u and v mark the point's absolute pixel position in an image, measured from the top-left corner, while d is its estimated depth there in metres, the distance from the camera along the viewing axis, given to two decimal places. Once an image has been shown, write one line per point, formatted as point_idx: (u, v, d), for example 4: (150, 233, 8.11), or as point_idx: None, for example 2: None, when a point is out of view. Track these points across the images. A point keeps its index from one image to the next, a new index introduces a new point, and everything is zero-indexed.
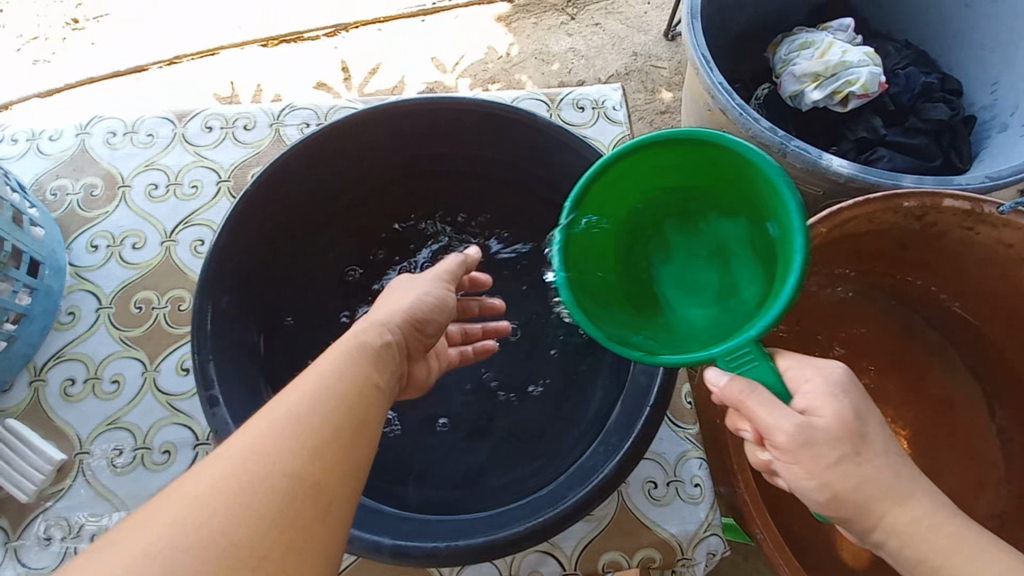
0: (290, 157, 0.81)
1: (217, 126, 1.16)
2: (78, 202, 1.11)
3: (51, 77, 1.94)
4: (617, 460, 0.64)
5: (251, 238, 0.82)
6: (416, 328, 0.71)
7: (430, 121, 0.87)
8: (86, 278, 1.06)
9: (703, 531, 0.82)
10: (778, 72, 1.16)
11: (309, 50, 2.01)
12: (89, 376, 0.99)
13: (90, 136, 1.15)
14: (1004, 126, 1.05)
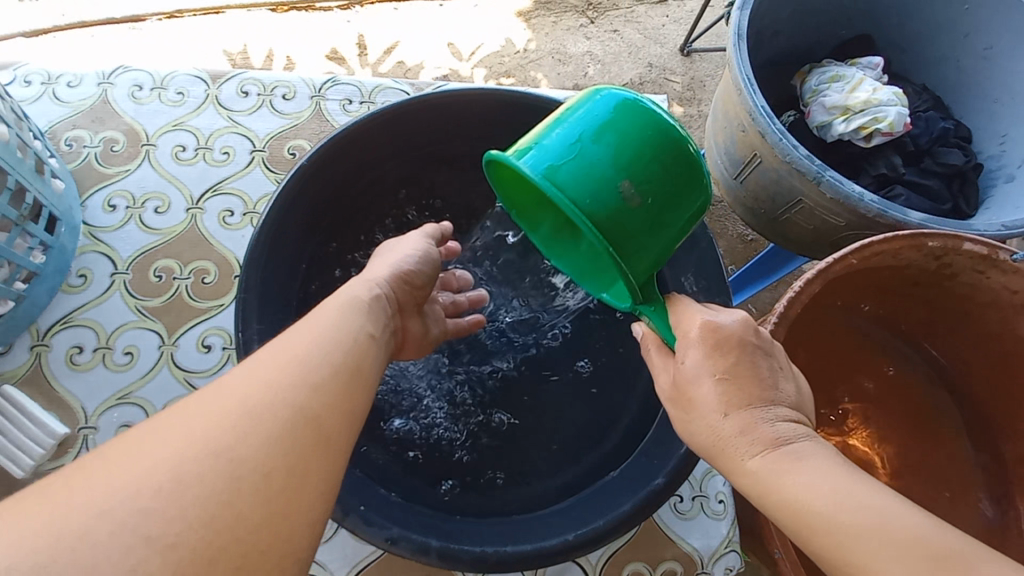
0: (337, 139, 0.79)
1: (253, 92, 1.10)
2: (99, 156, 1.04)
3: (40, 16, 1.81)
4: (661, 480, 0.69)
5: (299, 218, 0.80)
6: (405, 283, 0.70)
7: (483, 115, 0.85)
8: (101, 240, 1.00)
9: (723, 547, 0.83)
10: (806, 101, 1.18)
11: (322, 21, 1.95)
12: (100, 345, 0.94)
13: (115, 87, 1.08)
14: (1010, 177, 1.09)
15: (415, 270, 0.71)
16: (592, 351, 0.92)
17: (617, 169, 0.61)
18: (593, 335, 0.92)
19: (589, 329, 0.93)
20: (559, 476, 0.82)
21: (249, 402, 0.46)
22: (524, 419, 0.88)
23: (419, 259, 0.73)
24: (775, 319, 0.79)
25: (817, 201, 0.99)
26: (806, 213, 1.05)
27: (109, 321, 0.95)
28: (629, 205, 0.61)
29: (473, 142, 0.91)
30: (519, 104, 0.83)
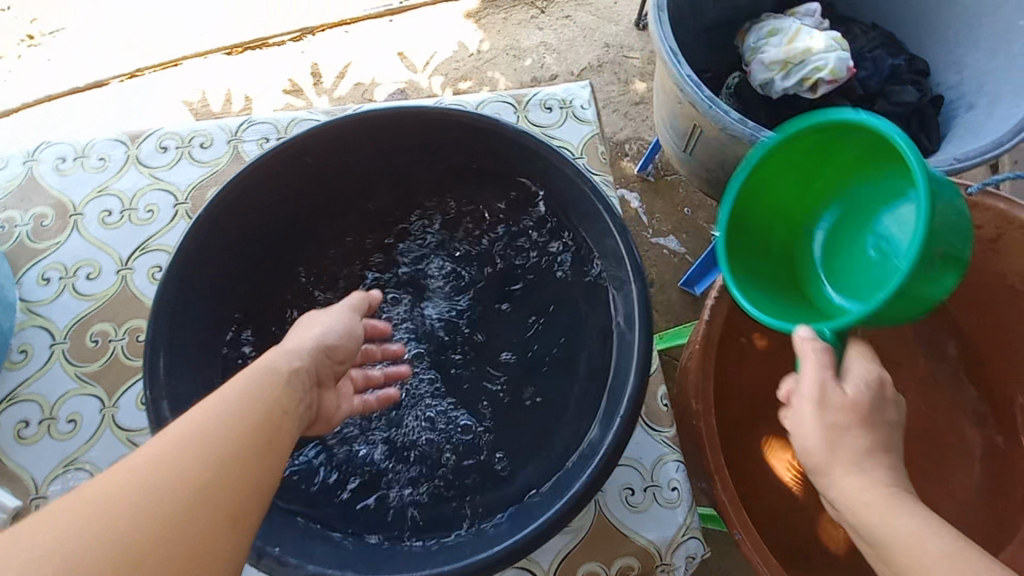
0: (227, 189, 0.70)
1: (173, 145, 0.95)
2: (27, 233, 0.91)
3: (14, 96, 1.89)
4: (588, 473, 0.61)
5: (209, 277, 0.72)
6: (327, 356, 0.64)
7: (404, 131, 0.77)
8: (37, 313, 0.86)
9: (681, 535, 0.68)
10: (747, 60, 1.14)
11: (276, 56, 1.97)
12: (44, 417, 0.81)
13: (40, 163, 0.95)
14: (971, 105, 1.03)
15: (340, 342, 0.65)
16: (536, 338, 0.79)
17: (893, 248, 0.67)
18: (526, 306, 0.81)
19: (533, 319, 0.80)
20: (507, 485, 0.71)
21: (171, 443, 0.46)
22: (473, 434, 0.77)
23: (347, 333, 0.67)
24: (716, 293, 0.76)
25: None
26: None
27: (53, 390, 0.82)
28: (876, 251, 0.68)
29: (396, 160, 0.82)
30: (440, 118, 0.75)
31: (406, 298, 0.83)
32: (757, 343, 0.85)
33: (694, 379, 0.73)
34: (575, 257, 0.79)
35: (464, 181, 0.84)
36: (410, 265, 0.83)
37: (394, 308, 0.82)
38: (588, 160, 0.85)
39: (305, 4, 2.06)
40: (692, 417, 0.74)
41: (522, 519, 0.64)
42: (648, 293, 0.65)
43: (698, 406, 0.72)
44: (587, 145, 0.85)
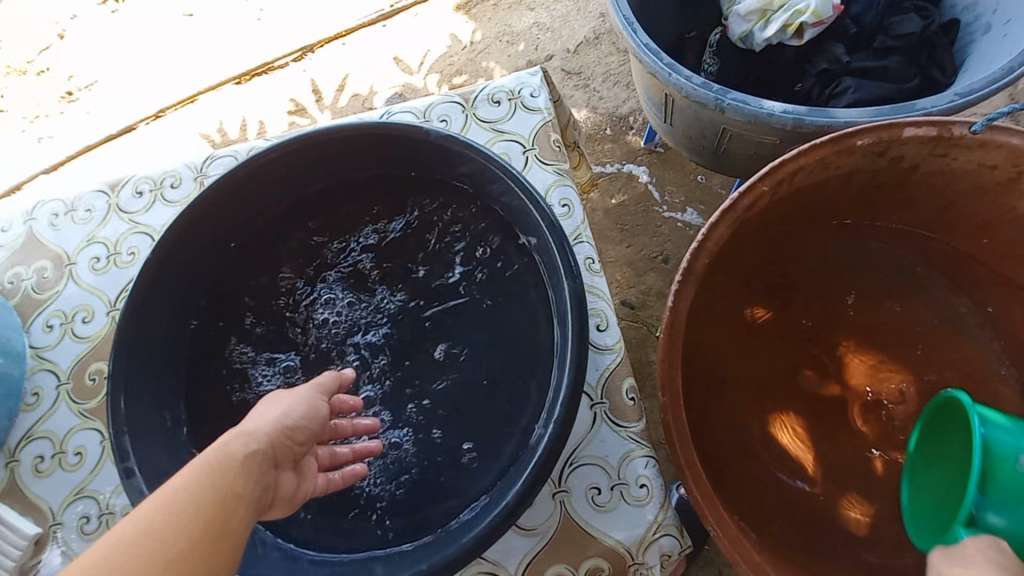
0: (172, 232, 0.69)
1: (144, 189, 0.87)
2: (31, 287, 0.84)
3: (61, 149, 2.05)
4: (519, 482, 0.55)
5: (164, 321, 0.70)
6: (287, 438, 0.52)
7: (329, 155, 0.75)
8: (48, 357, 0.80)
9: (652, 533, 0.67)
10: (726, 13, 1.05)
11: (280, 78, 2.03)
12: (55, 451, 0.75)
13: (38, 221, 0.88)
14: (987, 27, 0.90)
15: (304, 421, 0.55)
16: (487, 351, 0.72)
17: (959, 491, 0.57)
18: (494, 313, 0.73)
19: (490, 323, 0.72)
20: (460, 490, 0.65)
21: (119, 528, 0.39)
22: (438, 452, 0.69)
23: (310, 411, 0.57)
24: (679, 276, 0.71)
25: (739, 126, 0.88)
26: (739, 139, 0.94)
27: (61, 423, 0.77)
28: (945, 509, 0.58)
29: (325, 183, 0.79)
30: (360, 134, 0.72)
31: (338, 336, 0.74)
32: (730, 321, 0.82)
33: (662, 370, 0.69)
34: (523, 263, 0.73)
35: (388, 192, 0.79)
36: (353, 291, 0.76)
37: (328, 344, 0.74)
38: (539, 151, 0.82)
39: (303, 24, 2.11)
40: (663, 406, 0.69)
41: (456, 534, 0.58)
42: (583, 288, 0.60)
43: (665, 399, 0.69)
44: (538, 135, 0.83)
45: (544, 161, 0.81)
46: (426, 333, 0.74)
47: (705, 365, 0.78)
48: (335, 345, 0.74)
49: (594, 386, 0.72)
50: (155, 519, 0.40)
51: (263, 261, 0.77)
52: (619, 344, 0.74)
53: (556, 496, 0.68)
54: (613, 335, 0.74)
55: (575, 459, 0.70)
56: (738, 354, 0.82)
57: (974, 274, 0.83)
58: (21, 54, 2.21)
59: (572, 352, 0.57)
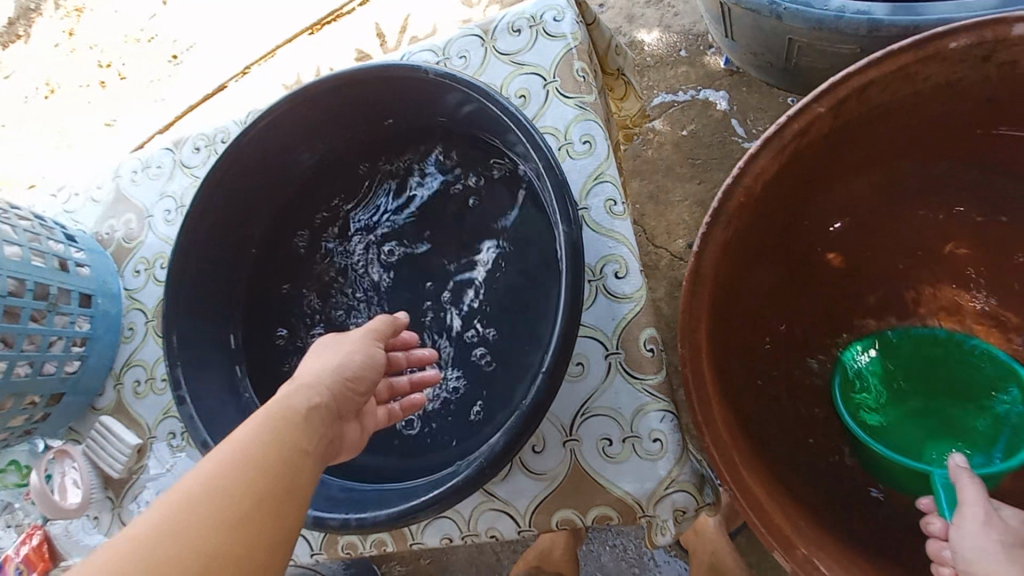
0: (208, 185, 0.75)
1: (202, 146, 0.96)
2: (122, 238, 0.97)
3: (171, 110, 2.26)
4: (511, 427, 0.54)
5: (213, 267, 0.78)
6: (348, 389, 0.56)
7: (349, 104, 0.76)
8: (137, 298, 0.93)
9: (664, 489, 0.63)
10: None
11: (349, 24, 2.04)
12: (147, 376, 0.89)
13: (123, 178, 1.00)
14: None
15: (363, 372, 0.57)
16: (498, 298, 0.73)
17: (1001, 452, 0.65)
18: (505, 257, 0.73)
19: (502, 275, 0.73)
20: (468, 431, 0.68)
21: (196, 481, 0.43)
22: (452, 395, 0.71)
23: (368, 361, 0.59)
24: (708, 217, 0.62)
25: (806, 37, 0.75)
26: (807, 51, 0.80)
27: (151, 354, 0.90)
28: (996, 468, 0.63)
29: (346, 132, 0.82)
30: (368, 79, 0.72)
31: (361, 290, 0.79)
32: (772, 263, 0.72)
33: (686, 318, 0.63)
34: (535, 215, 0.73)
35: (408, 145, 0.81)
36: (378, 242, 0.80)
37: (353, 296, 0.80)
38: (561, 83, 0.77)
39: None
40: (690, 355, 0.63)
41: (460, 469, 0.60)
42: (578, 234, 0.57)
43: (685, 351, 0.63)
44: (560, 65, 0.78)
45: (565, 95, 0.77)
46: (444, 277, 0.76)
47: (738, 316, 0.69)
48: (358, 299, 0.79)
49: (610, 336, 0.69)
50: (227, 477, 0.44)
51: (301, 211, 0.84)
52: (639, 293, 0.69)
53: (565, 443, 0.67)
54: (633, 283, 0.70)
55: (587, 409, 0.67)
56: (780, 303, 0.73)
57: None
58: (132, 22, 2.42)
59: (566, 303, 0.55)
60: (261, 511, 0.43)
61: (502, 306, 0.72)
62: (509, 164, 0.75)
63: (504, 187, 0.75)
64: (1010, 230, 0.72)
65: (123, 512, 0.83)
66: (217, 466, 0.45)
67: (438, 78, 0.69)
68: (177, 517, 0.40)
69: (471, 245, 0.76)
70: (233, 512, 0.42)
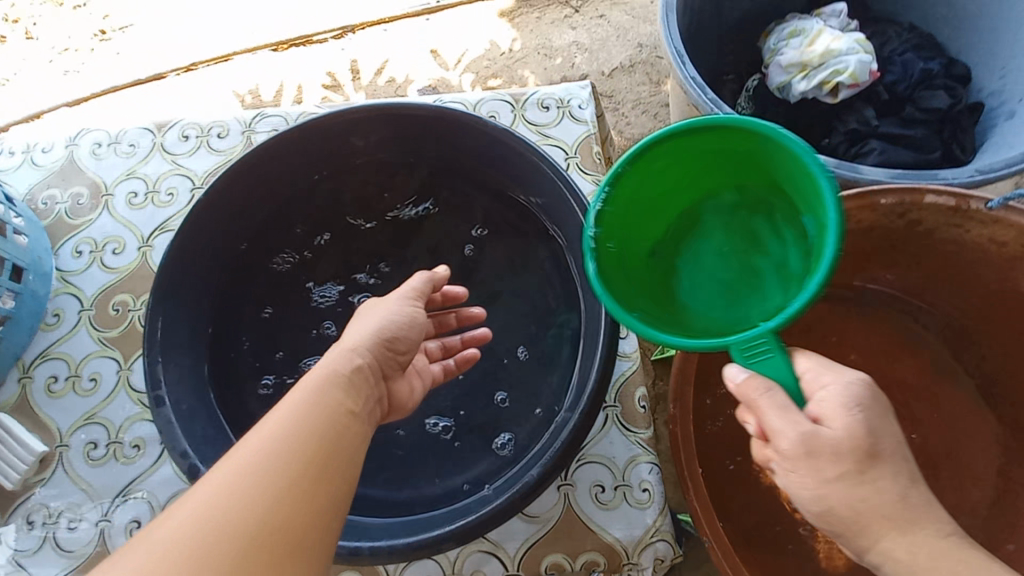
0: (219, 183, 0.73)
1: (192, 136, 0.88)
2: (65, 211, 0.85)
3: (87, 86, 2.00)
4: (545, 460, 0.56)
5: (205, 258, 0.74)
6: (388, 348, 0.59)
7: (397, 132, 0.80)
8: (72, 281, 0.80)
9: (649, 536, 0.68)
10: (766, 62, 1.10)
11: (319, 53, 1.99)
12: (70, 373, 0.76)
13: (79, 148, 0.88)
14: (1010, 114, 0.99)
15: (403, 333, 0.60)
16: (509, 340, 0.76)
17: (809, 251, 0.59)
18: (518, 311, 0.77)
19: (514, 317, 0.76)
20: (471, 467, 0.69)
21: (227, 471, 0.45)
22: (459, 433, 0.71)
23: (410, 322, 0.62)
24: None
25: None
26: None
27: (78, 348, 0.77)
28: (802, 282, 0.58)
29: (365, 160, 0.83)
30: (411, 115, 0.77)
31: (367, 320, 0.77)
32: None
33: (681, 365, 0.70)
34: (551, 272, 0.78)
35: (430, 186, 0.83)
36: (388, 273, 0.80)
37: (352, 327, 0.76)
38: (581, 160, 0.88)
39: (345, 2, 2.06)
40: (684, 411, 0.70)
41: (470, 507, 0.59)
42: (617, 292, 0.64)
43: (675, 410, 0.70)
44: (581, 145, 0.88)
45: (584, 171, 0.87)
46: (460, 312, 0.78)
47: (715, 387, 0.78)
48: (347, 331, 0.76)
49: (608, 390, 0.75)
50: (255, 465, 0.45)
51: (307, 219, 0.81)
52: (636, 353, 0.77)
53: (559, 486, 0.70)
54: (631, 344, 0.78)
55: (582, 455, 0.71)
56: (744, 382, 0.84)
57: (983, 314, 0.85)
58: None
59: (604, 349, 0.61)
60: (287, 501, 0.44)
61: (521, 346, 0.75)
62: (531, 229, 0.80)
63: (522, 244, 0.80)
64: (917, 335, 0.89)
65: (5, 533, 0.69)
66: (246, 454, 0.46)
67: (478, 127, 0.75)
68: (206, 504, 0.42)
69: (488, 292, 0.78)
70: (258, 501, 0.43)
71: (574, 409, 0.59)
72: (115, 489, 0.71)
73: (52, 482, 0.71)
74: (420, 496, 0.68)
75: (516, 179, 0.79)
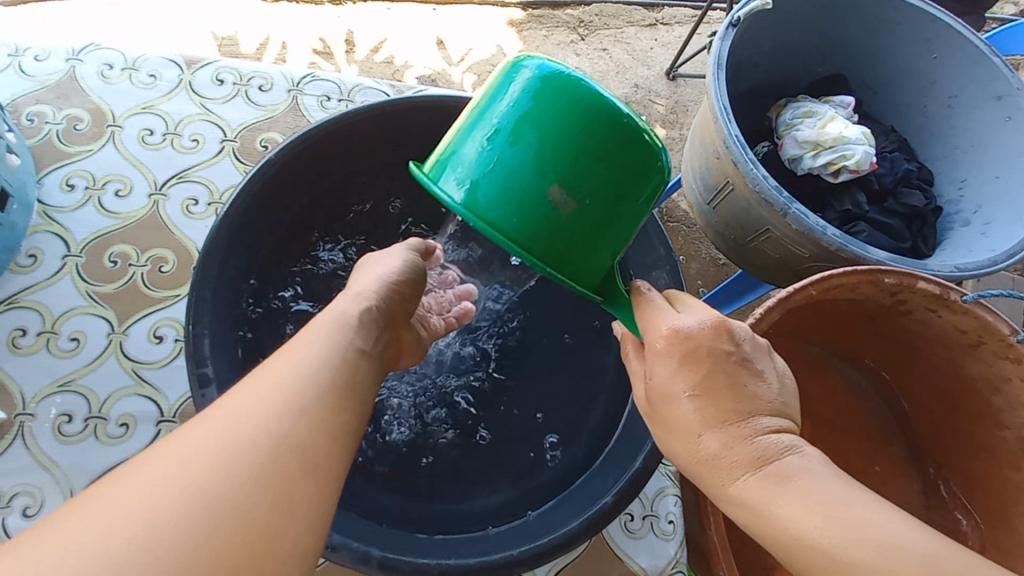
0: (288, 148, 0.73)
1: (229, 81, 0.95)
2: (59, 134, 0.89)
3: None
4: (620, 487, 0.65)
5: (249, 238, 0.73)
6: (394, 294, 0.63)
7: (429, 126, 0.81)
8: (56, 220, 0.85)
9: (670, 568, 0.72)
10: (779, 134, 1.23)
11: (309, 14, 1.74)
12: (44, 328, 0.79)
13: (85, 65, 0.92)
14: (966, 222, 1.15)
15: (401, 278, 0.64)
16: (551, 357, 0.82)
17: (540, 173, 0.52)
18: (568, 317, 0.84)
19: (558, 339, 0.83)
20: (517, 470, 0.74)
21: (212, 440, 0.40)
22: (508, 444, 0.77)
23: (405, 269, 0.66)
24: None
25: (784, 232, 1.00)
26: (771, 242, 1.06)
27: (58, 303, 0.81)
28: (562, 214, 0.53)
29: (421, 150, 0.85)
30: None
31: None
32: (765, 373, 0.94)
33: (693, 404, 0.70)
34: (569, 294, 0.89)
35: None
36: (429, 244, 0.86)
37: None
38: None
39: None
40: None
41: (521, 534, 0.64)
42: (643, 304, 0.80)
43: None
44: None
45: None
46: (493, 298, 0.86)
47: None
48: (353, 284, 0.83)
49: None
50: (248, 449, 0.40)
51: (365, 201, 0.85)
52: None
53: None
54: None
55: None
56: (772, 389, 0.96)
57: (957, 381, 0.86)
58: None
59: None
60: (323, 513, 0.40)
61: (565, 351, 0.82)
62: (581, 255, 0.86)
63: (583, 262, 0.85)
64: (912, 372, 0.93)
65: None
66: (239, 430, 0.41)
67: None
68: (187, 490, 0.37)
69: (535, 293, 0.86)
70: (251, 494, 0.38)
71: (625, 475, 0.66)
72: (92, 472, 0.73)
73: (10, 449, 0.74)
74: (462, 491, 0.73)
75: None
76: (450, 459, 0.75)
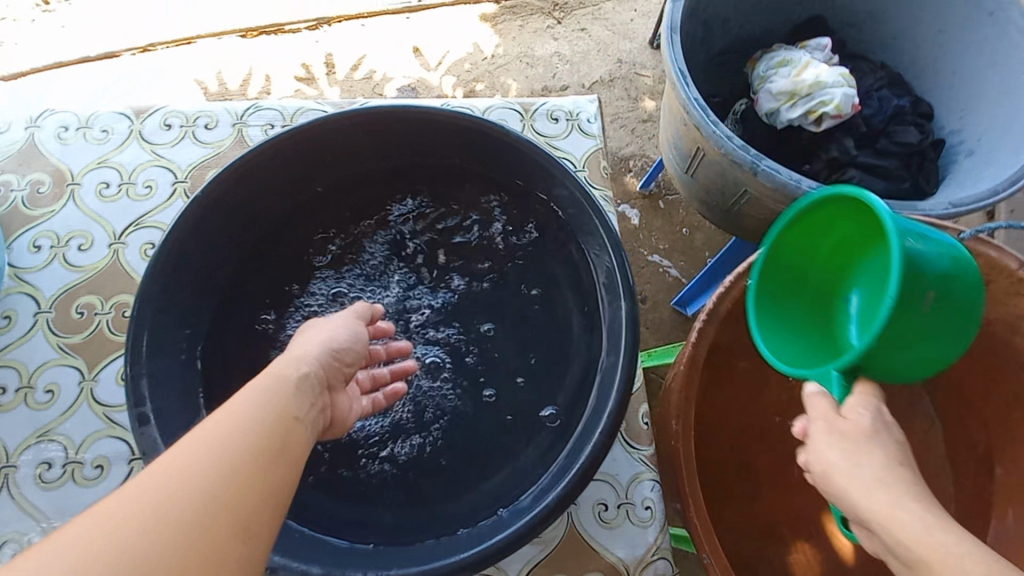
0: (226, 176, 0.75)
1: (176, 125, 0.99)
2: (23, 200, 0.95)
3: (23, 62, 1.72)
4: (569, 478, 0.62)
5: (192, 268, 0.77)
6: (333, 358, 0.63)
7: (369, 135, 0.82)
8: (26, 280, 0.90)
9: (651, 555, 0.72)
10: (755, 89, 1.15)
11: (288, 43, 1.78)
12: (22, 384, 0.85)
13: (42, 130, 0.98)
14: (970, 151, 1.05)
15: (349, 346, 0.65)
16: (509, 350, 0.82)
17: (942, 273, 0.50)
18: (522, 307, 0.83)
19: (516, 332, 0.82)
20: (483, 473, 0.74)
21: None
22: (475, 447, 0.77)
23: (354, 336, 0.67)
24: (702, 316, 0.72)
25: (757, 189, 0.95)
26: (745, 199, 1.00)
27: (32, 358, 0.86)
28: (919, 311, 0.49)
29: (371, 161, 0.87)
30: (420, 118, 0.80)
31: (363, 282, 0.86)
32: None
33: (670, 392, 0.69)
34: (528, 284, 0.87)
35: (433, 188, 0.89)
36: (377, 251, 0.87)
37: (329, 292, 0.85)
38: (589, 174, 0.90)
39: None
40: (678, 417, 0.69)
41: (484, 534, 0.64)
42: (595, 283, 0.78)
43: (678, 427, 0.68)
44: (588, 159, 0.91)
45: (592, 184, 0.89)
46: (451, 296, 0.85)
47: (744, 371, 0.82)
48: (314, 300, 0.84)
49: None
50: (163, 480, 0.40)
51: (316, 217, 0.87)
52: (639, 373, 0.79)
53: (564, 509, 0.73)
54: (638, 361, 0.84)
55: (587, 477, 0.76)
56: None
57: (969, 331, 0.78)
58: None
59: (625, 357, 0.68)
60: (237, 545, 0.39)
61: (521, 343, 0.82)
62: (536, 239, 0.85)
63: (541, 245, 0.85)
64: None
65: None
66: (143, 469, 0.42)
67: (488, 133, 0.79)
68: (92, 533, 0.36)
69: (489, 285, 0.85)
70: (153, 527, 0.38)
71: (569, 469, 0.63)
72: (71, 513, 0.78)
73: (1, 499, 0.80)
74: (431, 500, 0.73)
75: (511, 186, 0.86)
76: (416, 468, 0.75)
